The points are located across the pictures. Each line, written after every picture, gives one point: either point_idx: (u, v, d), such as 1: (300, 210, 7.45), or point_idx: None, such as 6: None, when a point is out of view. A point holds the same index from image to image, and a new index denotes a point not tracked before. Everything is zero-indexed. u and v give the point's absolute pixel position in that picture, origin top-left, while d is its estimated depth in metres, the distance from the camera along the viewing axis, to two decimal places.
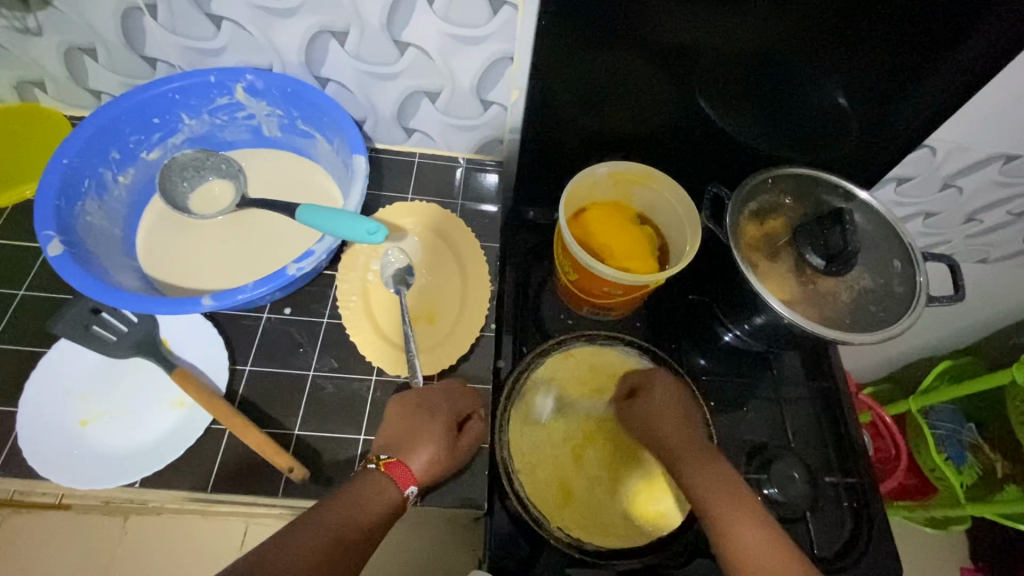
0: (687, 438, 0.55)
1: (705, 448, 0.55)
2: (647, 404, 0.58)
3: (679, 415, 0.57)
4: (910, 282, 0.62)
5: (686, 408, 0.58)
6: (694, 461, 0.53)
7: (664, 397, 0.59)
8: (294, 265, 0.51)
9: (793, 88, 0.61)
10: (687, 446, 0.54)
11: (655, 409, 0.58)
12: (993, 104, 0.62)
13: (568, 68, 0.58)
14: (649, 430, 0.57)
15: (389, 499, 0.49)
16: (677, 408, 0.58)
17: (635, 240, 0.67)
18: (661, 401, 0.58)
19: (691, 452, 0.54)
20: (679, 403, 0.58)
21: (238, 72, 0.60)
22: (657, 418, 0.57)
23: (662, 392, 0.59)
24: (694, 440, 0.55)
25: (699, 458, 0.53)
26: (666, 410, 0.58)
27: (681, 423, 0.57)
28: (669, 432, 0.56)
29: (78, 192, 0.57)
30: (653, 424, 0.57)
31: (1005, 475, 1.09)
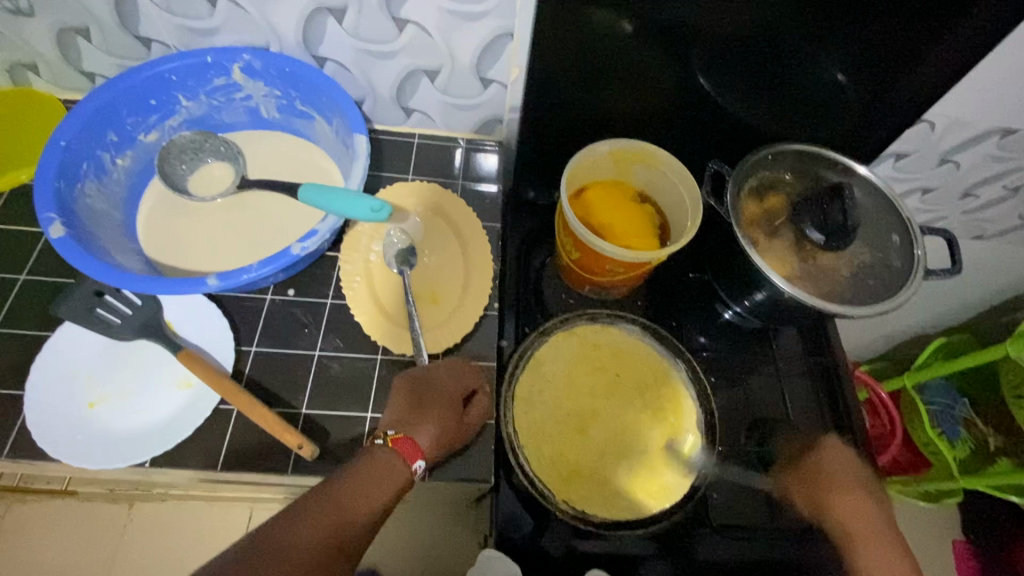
0: (869, 517, 0.60)
1: (885, 520, 0.61)
2: (823, 472, 0.64)
3: (855, 486, 0.63)
4: (908, 255, 0.63)
5: (865, 481, 0.63)
6: (874, 545, 0.59)
7: (844, 470, 0.64)
8: (298, 245, 0.51)
9: (793, 65, 0.61)
10: (868, 521, 0.60)
11: (830, 476, 0.63)
12: (991, 77, 0.62)
13: (569, 45, 0.57)
14: (827, 500, 0.62)
15: (399, 476, 0.50)
16: (855, 476, 0.63)
17: (636, 219, 0.68)
18: (840, 470, 0.64)
19: (868, 532, 0.60)
20: (853, 471, 0.64)
21: (234, 51, 0.59)
22: (837, 489, 0.62)
23: (840, 464, 0.64)
24: (866, 517, 0.60)
25: (882, 542, 0.59)
26: (852, 480, 0.63)
27: (858, 497, 0.62)
28: (848, 504, 0.61)
29: (77, 174, 0.56)
30: (848, 500, 0.61)
31: (998, 448, 1.11)
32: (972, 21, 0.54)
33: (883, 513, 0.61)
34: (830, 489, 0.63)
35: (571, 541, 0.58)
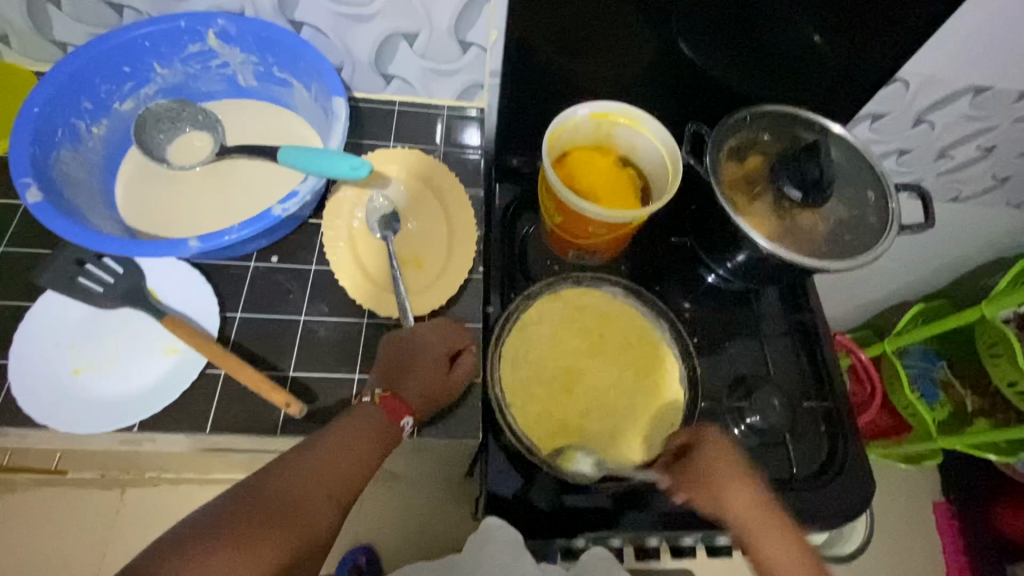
0: (767, 517, 0.53)
1: (784, 528, 0.53)
2: (714, 468, 0.55)
3: (745, 487, 0.54)
4: (884, 211, 0.64)
5: (748, 476, 0.54)
6: (775, 546, 0.52)
7: (723, 465, 0.55)
8: (278, 206, 0.51)
9: (769, 25, 0.62)
10: (766, 526, 0.52)
11: (715, 477, 0.54)
12: (963, 32, 0.63)
13: (547, 6, 0.57)
14: (727, 502, 0.53)
15: (385, 432, 0.52)
16: (739, 470, 0.55)
17: (617, 182, 0.68)
18: (713, 466, 0.55)
19: (768, 534, 0.52)
20: (735, 468, 0.55)
21: (209, 16, 0.59)
22: (730, 491, 0.53)
23: (717, 459, 0.55)
24: (767, 517, 0.53)
25: (780, 540, 0.52)
26: (740, 481, 0.54)
27: (750, 498, 0.53)
28: (746, 507, 0.53)
29: (52, 141, 0.56)
30: (739, 504, 0.53)
31: (975, 409, 1.15)
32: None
33: (773, 505, 0.54)
34: (719, 489, 0.54)
35: (559, 494, 0.59)
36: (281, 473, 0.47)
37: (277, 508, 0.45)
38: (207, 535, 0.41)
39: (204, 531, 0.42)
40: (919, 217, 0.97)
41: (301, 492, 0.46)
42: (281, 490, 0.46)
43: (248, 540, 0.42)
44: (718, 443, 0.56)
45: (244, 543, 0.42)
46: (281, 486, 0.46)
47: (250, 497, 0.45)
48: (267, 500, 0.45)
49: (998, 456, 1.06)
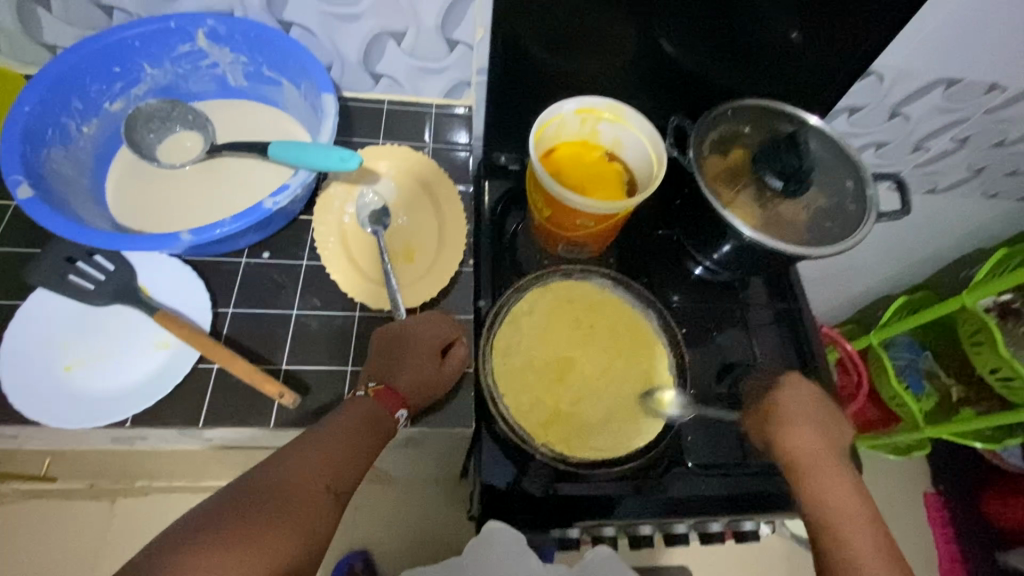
0: (831, 447, 0.61)
1: (837, 459, 0.60)
2: (785, 407, 0.63)
3: (810, 424, 0.62)
4: (862, 199, 0.66)
5: (818, 414, 0.63)
6: (826, 472, 0.59)
7: (811, 400, 0.64)
8: (269, 200, 0.52)
9: (748, 21, 0.63)
10: (822, 457, 0.60)
11: (797, 414, 0.62)
12: (934, 25, 0.66)
13: (531, 5, 0.58)
14: (789, 435, 0.61)
15: (379, 422, 0.52)
16: (816, 408, 0.63)
17: (603, 177, 0.69)
18: (803, 405, 0.63)
19: (823, 465, 0.59)
20: (814, 407, 0.63)
21: (198, 16, 0.59)
22: (797, 426, 0.61)
23: (800, 394, 0.64)
24: (820, 453, 0.60)
25: (833, 468, 0.59)
26: (826, 416, 0.63)
27: (813, 433, 0.61)
28: (813, 440, 0.60)
29: (43, 140, 0.57)
30: (807, 434, 0.61)
31: (960, 399, 1.17)
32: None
33: (829, 444, 0.61)
34: (784, 426, 0.61)
35: (554, 484, 0.60)
36: (269, 470, 0.47)
37: (277, 499, 0.45)
38: (210, 526, 0.42)
39: (194, 532, 0.41)
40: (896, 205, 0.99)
41: (300, 484, 0.46)
42: (275, 484, 0.46)
43: (250, 535, 0.42)
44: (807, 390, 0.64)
45: (240, 540, 0.41)
46: (272, 481, 0.46)
47: (246, 493, 0.45)
48: (270, 492, 0.45)
49: (983, 443, 1.09)
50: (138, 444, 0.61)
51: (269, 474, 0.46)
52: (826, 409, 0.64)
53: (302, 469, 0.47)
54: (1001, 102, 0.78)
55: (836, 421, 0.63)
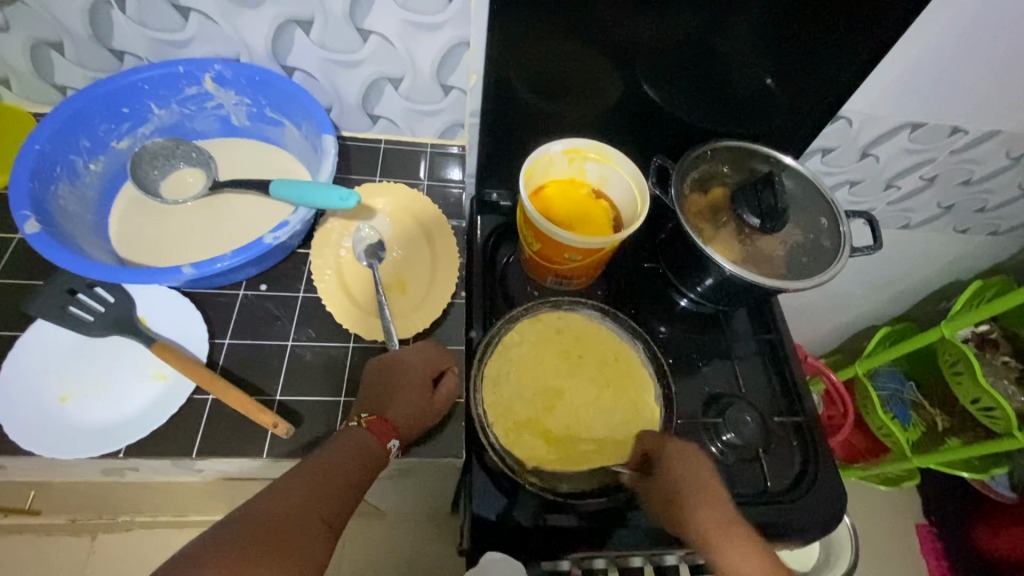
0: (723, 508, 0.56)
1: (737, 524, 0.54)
2: (671, 477, 0.58)
3: (706, 491, 0.56)
4: (835, 236, 0.70)
5: (705, 475, 0.58)
6: (735, 544, 0.53)
7: (689, 465, 0.58)
8: (270, 235, 0.55)
9: (724, 70, 0.68)
10: (727, 525, 0.54)
11: (686, 485, 0.57)
12: (896, 74, 0.71)
13: (520, 56, 0.62)
14: (692, 509, 0.55)
15: (370, 452, 0.53)
16: (705, 472, 0.58)
17: (590, 213, 0.72)
18: (686, 473, 0.58)
19: (729, 534, 0.53)
20: (703, 474, 0.58)
21: (205, 62, 0.63)
22: (694, 497, 0.56)
23: (685, 461, 0.59)
24: (723, 521, 0.54)
25: (739, 535, 0.53)
26: (713, 480, 0.58)
27: (711, 499, 0.56)
28: (714, 510, 0.55)
29: (51, 177, 0.59)
30: (692, 499, 0.56)
31: (946, 429, 1.18)
32: (876, 27, 0.61)
33: (724, 508, 0.55)
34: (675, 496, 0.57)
35: (543, 514, 0.60)
36: (265, 499, 0.47)
37: (272, 532, 0.45)
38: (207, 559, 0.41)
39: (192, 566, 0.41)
40: (869, 240, 1.03)
41: (296, 515, 0.47)
42: (269, 517, 0.46)
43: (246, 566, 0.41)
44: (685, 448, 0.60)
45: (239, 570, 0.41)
46: (266, 515, 0.46)
47: (240, 528, 0.44)
48: (265, 526, 0.45)
49: (972, 473, 1.09)
50: (129, 476, 0.61)
51: (265, 505, 0.47)
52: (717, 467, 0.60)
53: (297, 500, 0.48)
54: (964, 144, 0.83)
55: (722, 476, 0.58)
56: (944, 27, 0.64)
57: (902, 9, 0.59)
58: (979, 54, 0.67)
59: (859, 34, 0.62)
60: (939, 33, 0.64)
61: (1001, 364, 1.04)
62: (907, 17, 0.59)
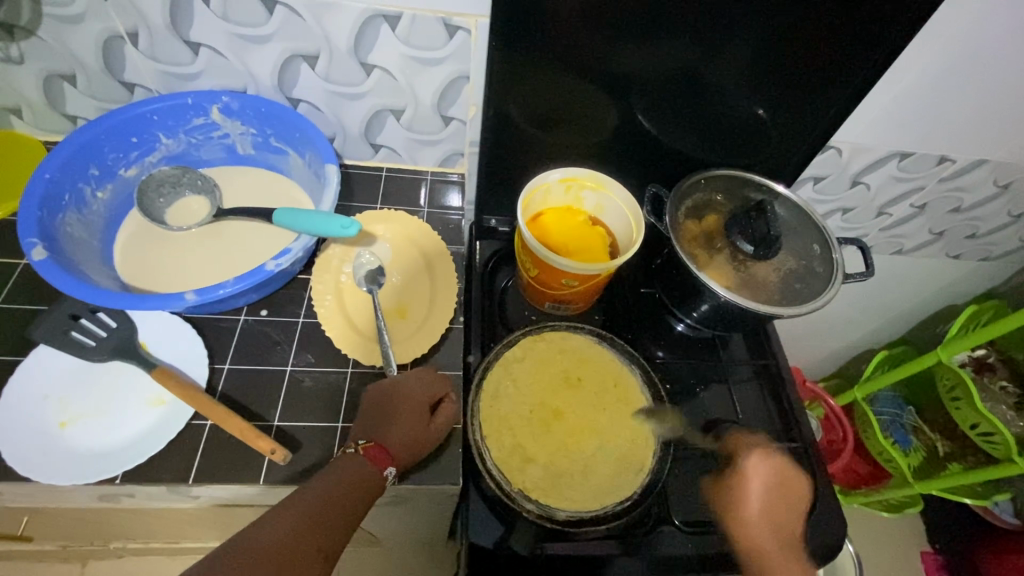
0: (783, 530, 0.58)
1: (795, 550, 0.57)
2: (745, 488, 0.60)
3: (769, 507, 0.59)
4: (828, 262, 0.71)
5: (781, 492, 0.60)
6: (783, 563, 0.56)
7: (768, 482, 0.60)
8: (272, 262, 0.56)
9: (715, 102, 0.70)
10: (786, 552, 0.57)
11: (755, 499, 0.59)
12: (883, 105, 0.73)
13: (518, 88, 0.64)
14: (756, 524, 0.58)
15: (366, 479, 0.53)
16: (778, 489, 0.60)
17: (587, 238, 0.73)
18: (760, 492, 0.59)
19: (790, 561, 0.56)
20: (777, 490, 0.60)
21: (214, 94, 0.65)
22: (758, 514, 0.58)
23: (766, 476, 0.60)
24: (783, 543, 0.57)
25: (791, 559, 0.57)
26: (784, 501, 0.60)
27: (772, 519, 0.58)
28: (773, 529, 0.58)
29: (59, 205, 0.60)
30: (759, 513, 0.58)
31: (947, 454, 1.17)
32: (862, 61, 0.63)
33: (786, 531, 0.59)
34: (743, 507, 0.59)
35: (539, 543, 0.59)
36: (254, 528, 0.48)
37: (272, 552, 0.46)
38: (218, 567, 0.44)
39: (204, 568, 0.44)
40: (861, 267, 1.05)
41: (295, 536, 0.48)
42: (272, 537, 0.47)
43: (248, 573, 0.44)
44: (770, 463, 0.61)
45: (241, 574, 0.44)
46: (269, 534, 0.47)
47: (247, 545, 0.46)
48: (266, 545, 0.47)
49: (974, 499, 1.09)
50: (125, 503, 0.61)
51: (255, 533, 0.47)
52: (794, 480, 0.61)
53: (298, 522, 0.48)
54: (952, 173, 0.85)
55: (791, 496, 0.60)
56: (929, 61, 0.66)
57: (886, 43, 0.61)
58: (963, 86, 0.69)
59: (846, 69, 0.64)
60: (923, 67, 0.67)
61: (999, 389, 1.04)
62: (892, 52, 0.62)
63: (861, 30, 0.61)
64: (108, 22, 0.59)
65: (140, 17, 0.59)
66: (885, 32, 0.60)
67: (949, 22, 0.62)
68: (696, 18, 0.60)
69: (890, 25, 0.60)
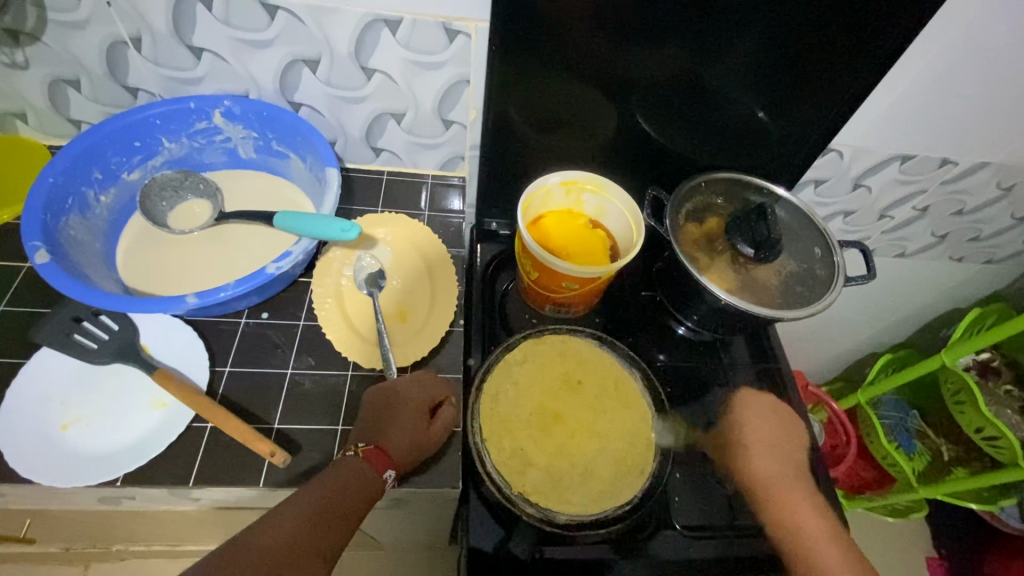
0: (782, 453, 0.69)
1: (792, 469, 0.68)
2: (745, 420, 0.70)
3: (767, 435, 0.69)
4: (829, 265, 0.70)
5: (776, 422, 0.70)
6: (787, 495, 0.65)
7: (762, 416, 0.71)
8: (273, 265, 0.56)
9: (715, 106, 0.70)
10: (782, 469, 0.67)
11: (755, 428, 0.69)
12: (884, 107, 0.73)
13: (518, 91, 0.65)
14: (755, 447, 0.68)
15: (365, 482, 0.53)
16: (772, 436, 0.69)
17: (587, 241, 0.73)
18: (757, 422, 0.70)
19: (784, 477, 0.67)
20: (773, 421, 0.70)
21: (216, 98, 0.65)
22: (758, 439, 0.68)
23: (760, 412, 0.71)
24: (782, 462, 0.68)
25: (795, 486, 0.66)
26: (779, 429, 0.70)
27: (772, 443, 0.69)
28: (772, 452, 0.68)
29: (63, 208, 0.61)
30: (758, 437, 0.69)
31: (952, 458, 1.16)
32: (863, 63, 0.63)
33: (784, 454, 0.69)
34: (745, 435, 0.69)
35: (539, 548, 0.58)
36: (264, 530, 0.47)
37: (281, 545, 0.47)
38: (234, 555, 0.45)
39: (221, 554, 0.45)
40: (863, 270, 1.05)
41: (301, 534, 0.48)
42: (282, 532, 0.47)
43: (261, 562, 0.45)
44: (762, 401, 0.72)
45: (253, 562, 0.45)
46: (280, 528, 0.48)
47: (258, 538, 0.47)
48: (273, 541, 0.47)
49: (979, 504, 1.08)
50: (126, 505, 0.61)
51: (263, 534, 0.47)
52: (785, 413, 0.72)
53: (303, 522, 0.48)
54: (954, 175, 0.85)
55: (786, 426, 0.71)
56: (929, 64, 0.66)
57: (886, 46, 0.61)
58: (964, 88, 0.69)
59: (845, 71, 0.64)
60: (924, 70, 0.67)
61: (1004, 393, 1.03)
62: (891, 54, 0.62)
63: (861, 32, 0.61)
64: (111, 27, 0.60)
65: (143, 23, 0.59)
66: (885, 34, 0.60)
67: (948, 24, 0.62)
68: (694, 21, 0.60)
69: (889, 28, 0.60)
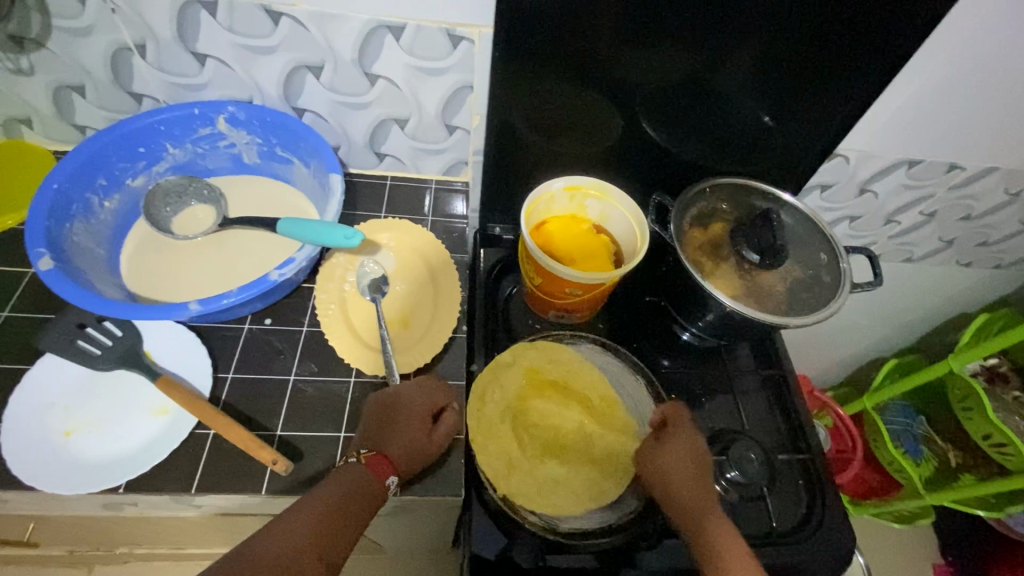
0: (705, 492, 0.59)
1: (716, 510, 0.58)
2: (666, 455, 0.61)
3: (693, 472, 0.60)
4: (836, 271, 0.69)
5: (697, 456, 0.61)
6: (716, 525, 0.56)
7: (684, 448, 0.61)
8: (276, 271, 0.56)
9: (720, 110, 0.70)
10: (708, 511, 0.57)
11: (676, 464, 0.60)
12: (891, 112, 0.72)
13: (521, 96, 0.64)
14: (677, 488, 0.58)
15: (367, 490, 0.52)
16: (697, 460, 0.61)
17: (591, 246, 0.73)
18: (677, 457, 0.60)
19: (710, 517, 0.57)
20: (695, 456, 0.61)
21: (220, 104, 0.65)
22: (677, 478, 0.59)
23: (683, 443, 0.62)
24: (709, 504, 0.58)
25: (724, 529, 0.56)
26: (702, 465, 0.61)
27: (696, 482, 0.59)
28: (697, 491, 0.58)
29: (67, 215, 0.61)
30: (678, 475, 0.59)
31: (959, 465, 1.14)
32: (869, 68, 0.63)
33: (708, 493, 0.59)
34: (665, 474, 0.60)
35: (543, 557, 0.58)
36: (268, 536, 0.47)
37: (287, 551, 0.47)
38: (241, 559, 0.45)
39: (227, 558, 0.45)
40: (869, 275, 1.04)
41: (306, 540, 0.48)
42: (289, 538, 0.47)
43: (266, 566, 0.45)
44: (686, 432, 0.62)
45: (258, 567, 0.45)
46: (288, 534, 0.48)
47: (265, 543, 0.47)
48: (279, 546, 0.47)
49: (987, 511, 1.07)
50: (129, 512, 0.61)
51: (269, 542, 0.47)
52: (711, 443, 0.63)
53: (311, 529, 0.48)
54: (963, 180, 0.84)
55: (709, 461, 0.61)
56: (937, 68, 0.65)
57: (893, 50, 0.60)
58: (972, 92, 0.68)
59: (851, 76, 0.64)
60: (932, 74, 0.66)
61: (1012, 399, 1.02)
62: (897, 59, 0.61)
63: (867, 36, 0.60)
64: (116, 34, 0.60)
65: (147, 29, 0.60)
66: (891, 39, 0.60)
67: (957, 28, 0.61)
68: (698, 25, 0.59)
69: (896, 32, 0.59)
